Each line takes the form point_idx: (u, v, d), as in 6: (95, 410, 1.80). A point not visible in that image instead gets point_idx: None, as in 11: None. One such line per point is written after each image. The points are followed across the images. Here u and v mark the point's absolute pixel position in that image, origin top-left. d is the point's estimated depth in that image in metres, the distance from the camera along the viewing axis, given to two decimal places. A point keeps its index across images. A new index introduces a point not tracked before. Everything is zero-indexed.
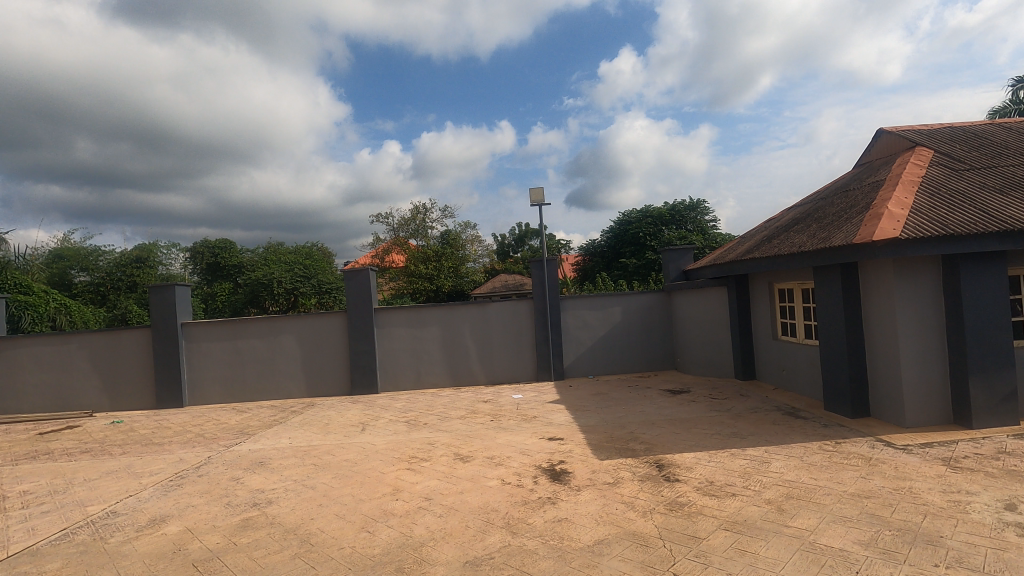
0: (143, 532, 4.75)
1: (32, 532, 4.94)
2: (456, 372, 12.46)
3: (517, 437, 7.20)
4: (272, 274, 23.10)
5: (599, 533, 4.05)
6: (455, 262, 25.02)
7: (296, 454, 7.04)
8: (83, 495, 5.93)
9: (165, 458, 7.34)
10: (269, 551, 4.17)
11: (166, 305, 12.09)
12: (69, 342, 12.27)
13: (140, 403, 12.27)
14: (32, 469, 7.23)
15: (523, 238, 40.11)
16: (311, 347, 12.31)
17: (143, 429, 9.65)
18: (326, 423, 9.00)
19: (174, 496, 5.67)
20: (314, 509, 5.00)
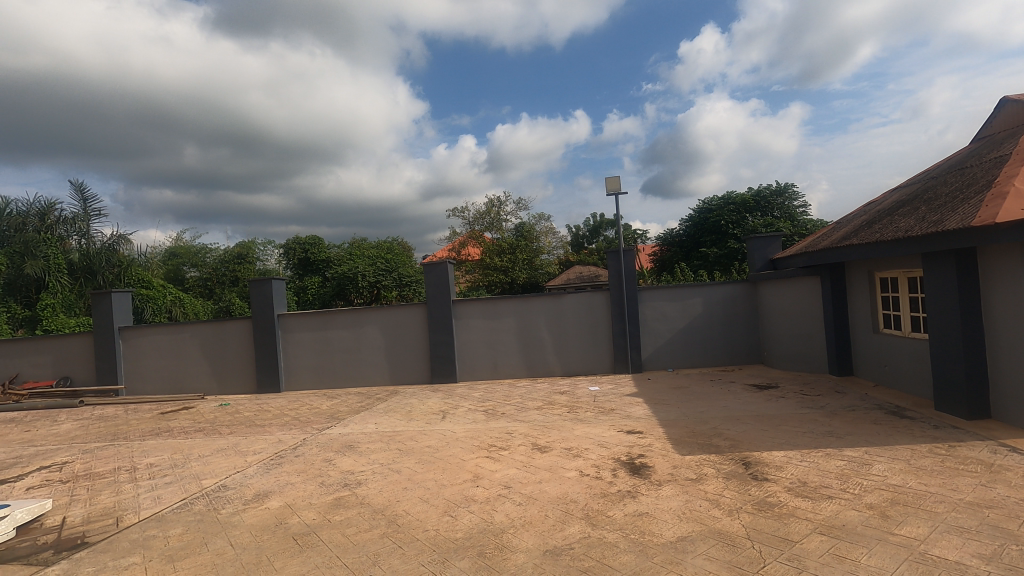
0: (250, 505, 5.19)
1: (158, 500, 5.54)
2: (533, 363, 12.54)
3: (595, 429, 7.15)
4: (356, 268, 24.38)
5: (683, 530, 3.95)
6: (529, 254, 25.17)
7: (382, 439, 7.39)
8: (199, 469, 6.57)
9: (267, 438, 7.97)
10: (360, 529, 4.42)
11: (264, 298, 13.07)
12: (182, 331, 13.58)
13: (243, 387, 13.36)
14: (156, 444, 8.11)
15: (598, 229, 39.62)
16: (393, 337, 12.86)
17: (247, 411, 10.52)
18: (409, 411, 9.37)
19: (275, 473, 6.15)
20: (399, 491, 5.24)
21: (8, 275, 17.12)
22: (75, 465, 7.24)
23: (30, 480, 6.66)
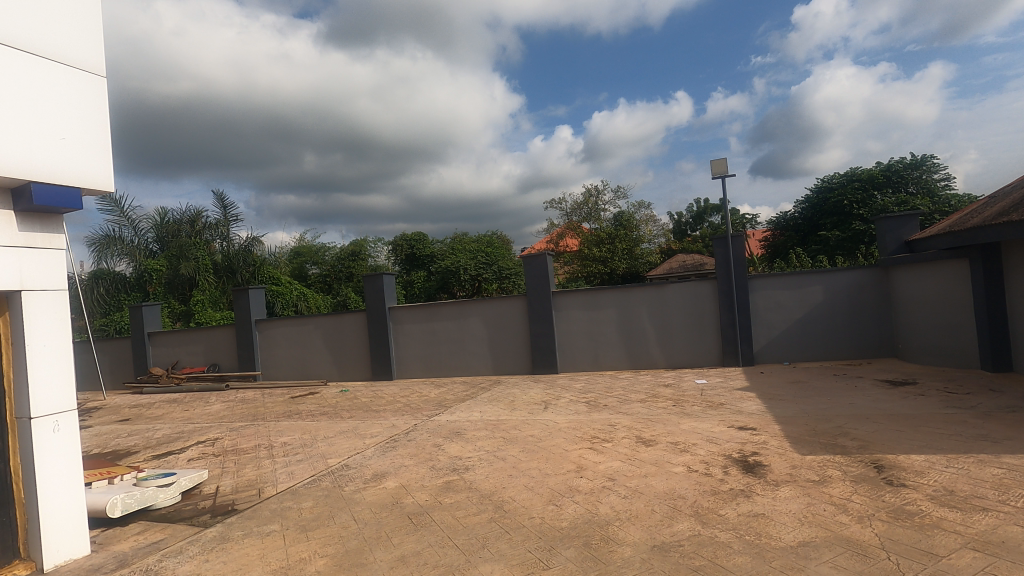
0: (369, 484, 5.60)
1: (292, 475, 6.16)
2: (635, 354, 12.27)
3: (703, 424, 6.85)
4: (458, 262, 25.27)
5: (805, 535, 3.68)
6: (629, 243, 24.57)
7: (487, 428, 7.62)
8: (325, 449, 7.20)
9: (382, 422, 8.55)
10: (469, 512, 4.61)
11: (376, 291, 13.98)
12: (307, 323, 14.91)
13: (360, 375, 14.40)
14: (288, 425, 9.00)
15: (703, 215, 37.76)
16: (495, 328, 13.20)
17: (364, 397, 11.34)
18: (512, 400, 9.57)
19: (390, 456, 6.57)
20: (505, 478, 5.39)
21: (168, 276, 19.77)
22: (225, 441, 8.24)
23: (191, 452, 7.68)
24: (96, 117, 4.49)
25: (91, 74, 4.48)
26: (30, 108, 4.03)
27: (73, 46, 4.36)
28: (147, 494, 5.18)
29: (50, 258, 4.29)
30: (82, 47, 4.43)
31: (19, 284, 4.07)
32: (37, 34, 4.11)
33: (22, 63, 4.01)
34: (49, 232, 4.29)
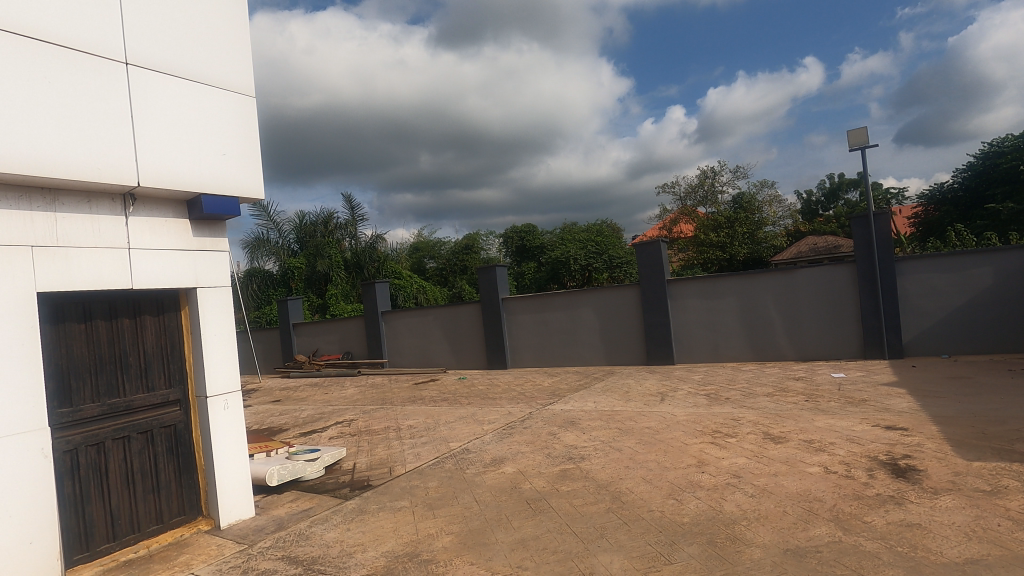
0: (489, 468, 5.83)
1: (419, 456, 6.59)
2: (760, 345, 11.47)
3: (842, 422, 6.25)
4: (568, 252, 25.27)
5: (972, 551, 3.23)
6: (751, 226, 22.94)
7: (601, 418, 7.57)
8: (447, 433, 7.60)
9: (498, 410, 8.83)
10: (587, 501, 4.63)
11: (490, 283, 14.44)
12: (427, 314, 15.80)
13: (476, 363, 14.98)
14: (413, 409, 9.63)
15: (837, 192, 34.22)
16: (607, 318, 13.04)
17: (481, 385, 11.80)
18: (627, 391, 9.42)
19: (507, 442, 6.78)
20: (622, 469, 5.33)
21: (307, 273, 21.95)
22: (359, 422, 9.02)
23: (331, 432, 8.51)
24: (251, 135, 5.10)
25: (246, 97, 5.09)
26: (198, 131, 4.68)
27: (230, 73, 4.99)
28: (297, 466, 5.83)
29: (219, 260, 4.97)
30: (238, 73, 5.05)
31: (195, 282, 4.76)
32: (202, 66, 4.76)
33: (192, 93, 4.67)
34: (217, 237, 4.97)
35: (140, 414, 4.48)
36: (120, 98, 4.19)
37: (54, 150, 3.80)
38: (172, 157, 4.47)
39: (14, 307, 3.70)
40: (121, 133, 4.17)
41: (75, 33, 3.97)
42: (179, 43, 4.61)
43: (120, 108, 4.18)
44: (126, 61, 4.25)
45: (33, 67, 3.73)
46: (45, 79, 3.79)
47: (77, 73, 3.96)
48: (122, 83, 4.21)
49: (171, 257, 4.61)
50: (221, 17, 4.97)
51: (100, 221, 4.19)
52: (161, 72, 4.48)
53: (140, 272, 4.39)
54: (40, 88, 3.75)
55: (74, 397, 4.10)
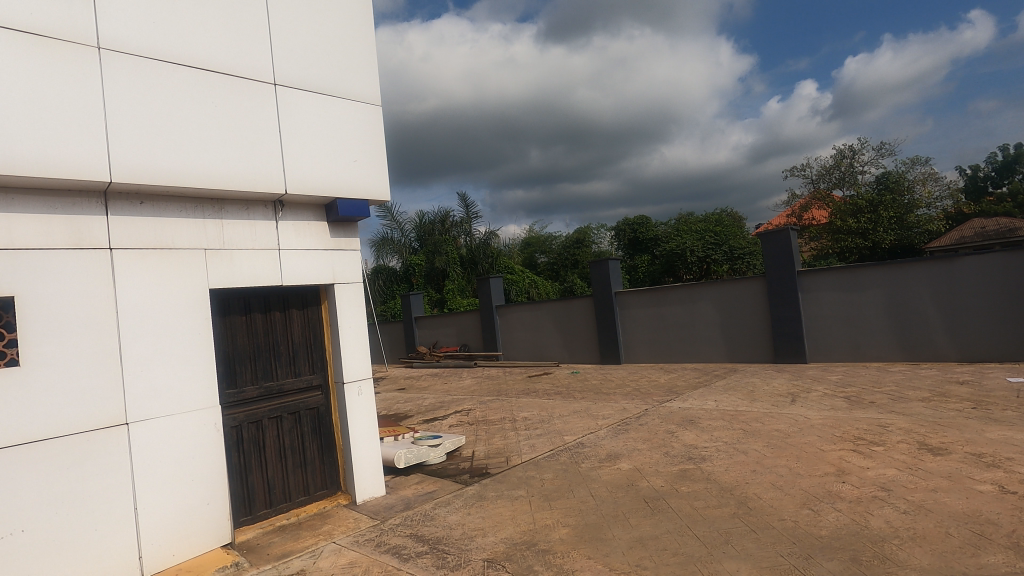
0: (604, 463, 5.78)
1: (534, 448, 6.70)
2: (911, 344, 10.16)
3: (1021, 435, 5.34)
4: (685, 244, 24.23)
5: None
6: (899, 209, 20.35)
7: (724, 418, 7.18)
8: (561, 426, 7.65)
9: (613, 405, 8.71)
10: (709, 504, 4.42)
11: (603, 277, 14.28)
12: (540, 309, 16.00)
13: (589, 358, 14.88)
14: (528, 401, 9.81)
15: (1012, 166, 29.22)
16: (729, 312, 12.31)
17: (594, 379, 11.72)
18: (752, 390, 8.82)
19: (623, 438, 6.67)
20: (748, 473, 5.01)
21: (426, 269, 23.21)
22: (476, 412, 9.39)
23: (451, 420, 8.95)
24: (379, 141, 5.48)
25: (374, 106, 5.48)
26: (334, 140, 5.13)
27: (361, 84, 5.40)
28: (422, 451, 6.22)
29: (353, 258, 5.42)
30: (367, 85, 5.45)
31: (332, 278, 5.24)
32: (336, 80, 5.21)
33: (328, 105, 5.13)
34: (351, 237, 5.42)
35: (290, 396, 5.04)
36: (268, 116, 4.71)
37: (219, 165, 4.37)
38: (312, 166, 4.95)
39: (192, 301, 4.34)
40: (270, 147, 4.70)
41: (235, 62, 4.55)
42: (317, 61, 5.09)
43: (270, 124, 4.71)
44: (274, 81, 4.78)
45: (203, 94, 4.34)
46: (212, 103, 4.39)
47: (236, 95, 4.53)
48: (272, 102, 4.74)
49: (312, 257, 5.11)
50: (352, 34, 5.40)
51: (256, 226, 4.76)
52: (303, 89, 4.97)
53: (288, 270, 4.92)
54: (208, 112, 4.35)
55: (238, 379, 4.71)
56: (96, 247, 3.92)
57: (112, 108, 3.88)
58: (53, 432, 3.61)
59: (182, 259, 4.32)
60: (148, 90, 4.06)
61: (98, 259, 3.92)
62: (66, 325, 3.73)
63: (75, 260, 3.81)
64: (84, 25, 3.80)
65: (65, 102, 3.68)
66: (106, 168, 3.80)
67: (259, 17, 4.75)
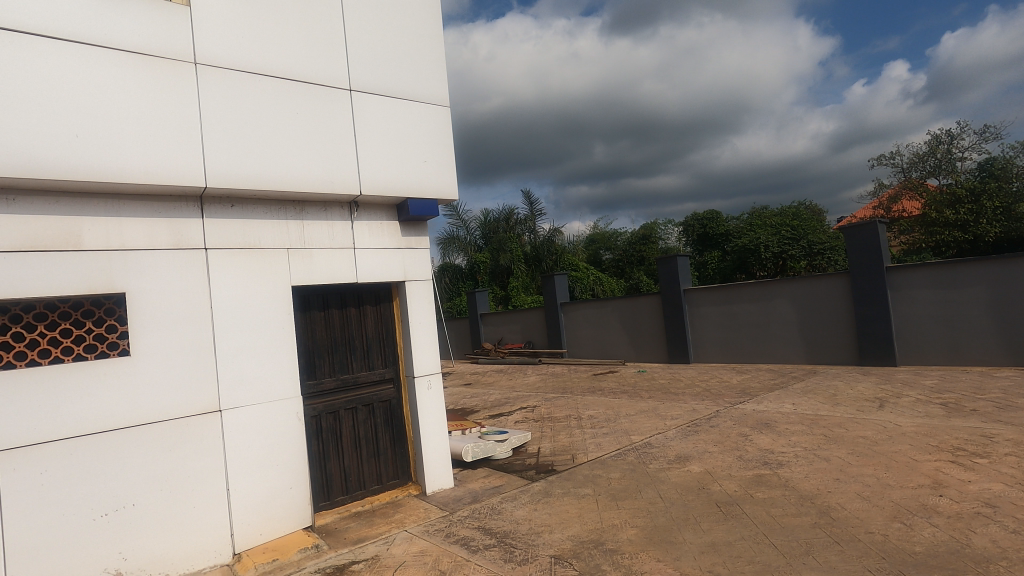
0: (673, 465, 5.64)
1: (600, 446, 6.64)
2: (1021, 347, 9.20)
3: None
4: (759, 239, 23.20)
5: None
6: (1006, 198, 18.45)
7: (802, 422, 6.81)
8: (628, 425, 7.53)
9: (682, 406, 8.47)
10: (787, 512, 4.21)
11: (671, 274, 13.92)
12: (605, 306, 15.82)
13: (656, 357, 14.54)
14: (593, 400, 9.72)
15: None
16: (808, 311, 11.65)
17: (661, 379, 11.45)
18: (833, 394, 8.31)
19: (693, 440, 6.48)
20: (830, 482, 4.74)
21: (491, 266, 23.48)
22: (541, 409, 9.42)
23: (516, 416, 9.03)
24: (447, 141, 5.61)
25: (443, 107, 5.61)
26: (405, 142, 5.30)
27: (430, 86, 5.54)
28: (488, 445, 6.32)
29: (423, 256, 5.58)
30: (436, 86, 5.58)
31: (404, 276, 5.42)
32: (407, 83, 5.37)
33: (400, 108, 5.30)
34: (421, 236, 5.58)
35: (364, 388, 5.26)
36: (344, 121, 4.93)
37: (299, 170, 4.62)
38: (385, 167, 5.13)
39: (277, 298, 4.62)
40: (346, 150, 4.91)
41: (313, 70, 4.79)
42: (390, 67, 5.27)
43: (346, 129, 4.93)
44: (349, 87, 4.99)
45: (285, 103, 4.61)
46: (293, 110, 4.65)
47: (315, 102, 4.76)
48: (347, 107, 4.96)
49: (385, 255, 5.31)
50: (422, 38, 5.55)
51: (333, 226, 5.00)
52: (376, 94, 5.16)
53: (363, 268, 5.14)
54: (290, 120, 4.62)
55: (317, 371, 4.98)
56: (193, 247, 4.25)
57: (206, 120, 4.19)
58: (157, 417, 3.97)
59: (267, 258, 4.61)
60: (237, 101, 4.36)
61: (194, 258, 4.25)
62: (168, 320, 4.08)
63: (175, 260, 4.16)
64: (181, 44, 4.14)
65: (167, 116, 4.02)
66: (201, 175, 4.12)
67: (335, 27, 4.97)
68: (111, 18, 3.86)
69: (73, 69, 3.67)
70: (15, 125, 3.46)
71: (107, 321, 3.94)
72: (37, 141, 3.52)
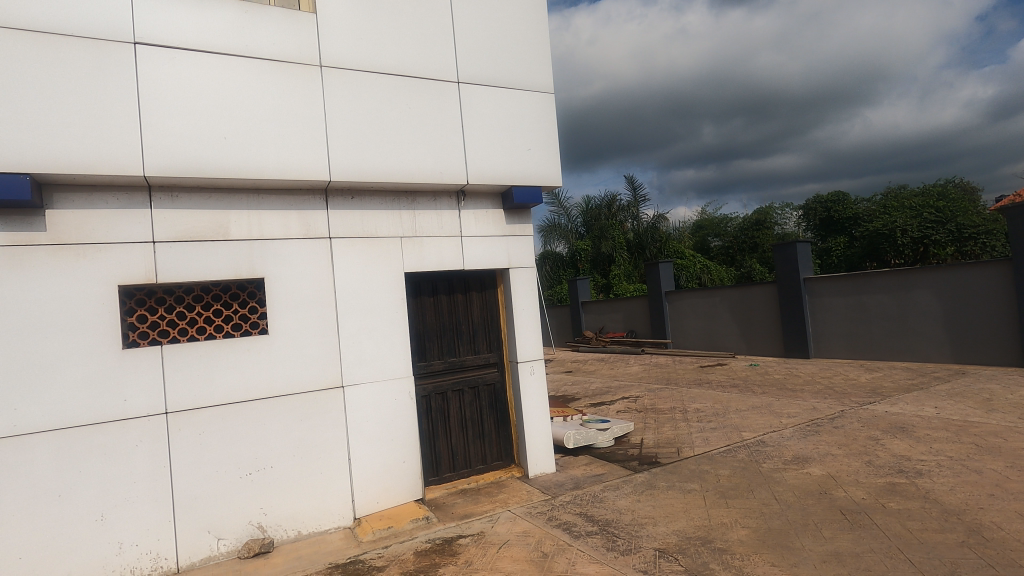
0: (790, 466, 5.26)
1: (708, 441, 6.36)
2: None
3: None
4: (894, 222, 20.88)
5: None
6: None
7: (947, 428, 6.04)
8: (739, 421, 7.13)
9: (800, 403, 7.86)
10: (928, 527, 3.77)
11: (789, 261, 12.94)
12: (714, 296, 15.06)
13: (770, 350, 13.60)
14: (700, 393, 9.32)
15: None
16: (956, 303, 10.28)
17: (776, 374, 10.70)
18: (987, 398, 7.27)
19: (813, 440, 6.00)
20: (982, 497, 4.17)
21: (593, 254, 23.21)
22: (644, 399, 9.20)
23: (618, 405, 8.91)
24: (552, 128, 5.59)
25: (548, 93, 5.60)
26: (509, 131, 5.36)
27: (536, 73, 5.54)
28: (590, 433, 6.28)
29: (527, 243, 5.65)
30: (541, 73, 5.58)
31: (508, 263, 5.52)
32: (512, 72, 5.42)
33: (505, 98, 5.37)
34: (525, 223, 5.65)
35: (471, 371, 5.46)
36: (452, 112, 5.09)
37: (411, 161, 4.85)
38: (490, 156, 5.24)
39: (391, 283, 4.92)
40: (454, 141, 5.07)
41: (424, 65, 4.99)
42: (496, 57, 5.35)
43: (453, 120, 5.08)
44: (457, 79, 5.14)
45: (398, 98, 4.84)
46: (406, 104, 4.87)
47: (425, 96, 4.96)
48: (455, 99, 5.11)
49: (490, 243, 5.44)
50: (529, 25, 5.56)
51: (442, 215, 5.21)
52: (482, 84, 5.26)
53: (469, 255, 5.31)
54: (403, 114, 4.85)
55: (427, 353, 5.25)
56: (319, 237, 4.64)
57: (329, 118, 4.53)
58: (290, 389, 4.40)
59: (383, 246, 4.91)
60: (356, 99, 4.66)
61: (320, 246, 4.64)
62: (298, 302, 4.50)
63: (304, 248, 4.57)
64: (309, 49, 4.50)
65: (297, 116, 4.40)
66: (325, 169, 4.47)
67: (445, 21, 5.13)
68: (251, 31, 4.29)
69: (222, 80, 4.15)
70: (177, 132, 3.98)
71: (250, 303, 4.42)
72: (194, 144, 4.02)
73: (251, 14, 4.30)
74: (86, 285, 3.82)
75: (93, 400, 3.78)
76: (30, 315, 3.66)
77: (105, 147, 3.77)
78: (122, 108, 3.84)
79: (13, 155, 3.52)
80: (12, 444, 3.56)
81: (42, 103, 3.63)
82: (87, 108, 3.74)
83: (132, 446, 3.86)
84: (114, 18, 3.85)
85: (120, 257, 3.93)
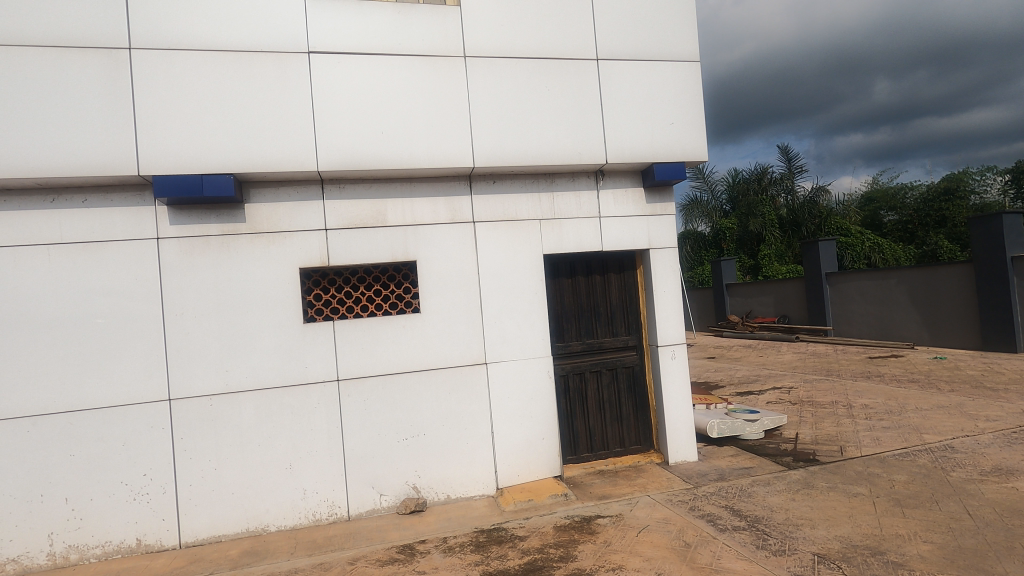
0: (990, 478, 4.48)
1: (879, 442, 5.63)
2: None
3: None
4: None
5: None
6: None
7: None
8: (920, 422, 6.21)
9: (1004, 405, 6.61)
10: None
11: (992, 237, 10.89)
12: (889, 278, 13.20)
13: (962, 342, 11.59)
14: (868, 387, 8.28)
15: None
16: None
17: (970, 369, 9.11)
18: None
19: (1021, 450, 5.03)
20: None
21: (739, 232, 21.55)
22: (800, 391, 8.40)
23: (769, 396, 8.24)
24: (698, 99, 5.26)
25: (695, 63, 5.27)
26: (652, 107, 5.15)
27: (681, 42, 5.23)
28: (736, 424, 5.95)
29: (668, 223, 5.41)
30: (686, 41, 5.26)
31: (648, 244, 5.34)
32: (656, 43, 5.17)
33: (648, 72, 5.15)
34: (667, 202, 5.41)
35: (608, 353, 5.42)
36: (591, 91, 5.00)
37: (551, 144, 4.88)
38: (630, 133, 5.07)
39: (531, 265, 5.03)
40: (593, 120, 5.00)
41: (562, 46, 4.95)
42: (638, 30, 5.14)
43: (593, 99, 5.00)
44: (597, 57, 5.04)
45: (538, 81, 4.88)
46: (546, 87, 4.90)
47: (565, 77, 4.94)
48: (595, 77, 5.02)
49: (630, 223, 5.31)
50: None
51: (581, 196, 5.19)
52: (623, 59, 5.10)
53: (608, 237, 5.23)
54: (543, 98, 4.89)
55: (565, 333, 5.30)
56: (464, 221, 4.89)
57: (473, 107, 4.72)
58: (440, 364, 4.74)
59: (523, 229, 5.03)
60: (498, 86, 4.79)
61: (465, 230, 4.89)
62: (445, 284, 4.80)
63: (451, 232, 4.84)
64: (455, 42, 4.71)
65: (443, 107, 4.65)
66: (471, 157, 4.69)
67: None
68: (403, 32, 4.60)
69: (379, 79, 4.52)
70: (343, 130, 4.42)
71: (405, 284, 4.81)
72: (358, 141, 4.44)
73: (403, 15, 4.61)
74: (274, 267, 4.44)
75: (282, 366, 4.41)
76: (236, 293, 4.36)
77: (286, 148, 4.32)
78: (299, 112, 4.36)
79: (220, 160, 4.18)
80: (225, 400, 4.30)
81: (240, 113, 4.25)
82: (272, 115, 4.31)
83: (312, 408, 4.45)
84: (293, 33, 4.38)
85: (300, 243, 4.50)
